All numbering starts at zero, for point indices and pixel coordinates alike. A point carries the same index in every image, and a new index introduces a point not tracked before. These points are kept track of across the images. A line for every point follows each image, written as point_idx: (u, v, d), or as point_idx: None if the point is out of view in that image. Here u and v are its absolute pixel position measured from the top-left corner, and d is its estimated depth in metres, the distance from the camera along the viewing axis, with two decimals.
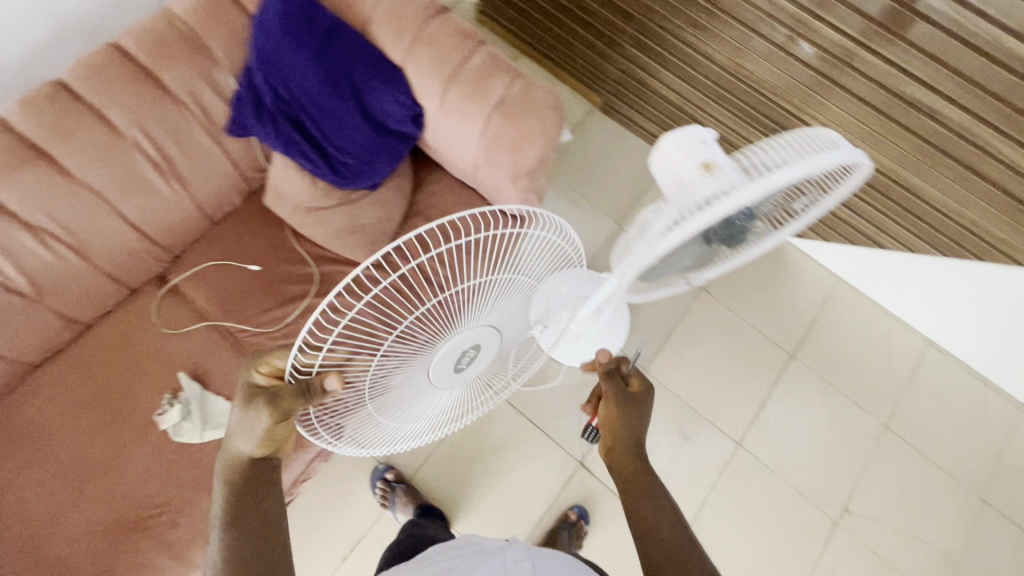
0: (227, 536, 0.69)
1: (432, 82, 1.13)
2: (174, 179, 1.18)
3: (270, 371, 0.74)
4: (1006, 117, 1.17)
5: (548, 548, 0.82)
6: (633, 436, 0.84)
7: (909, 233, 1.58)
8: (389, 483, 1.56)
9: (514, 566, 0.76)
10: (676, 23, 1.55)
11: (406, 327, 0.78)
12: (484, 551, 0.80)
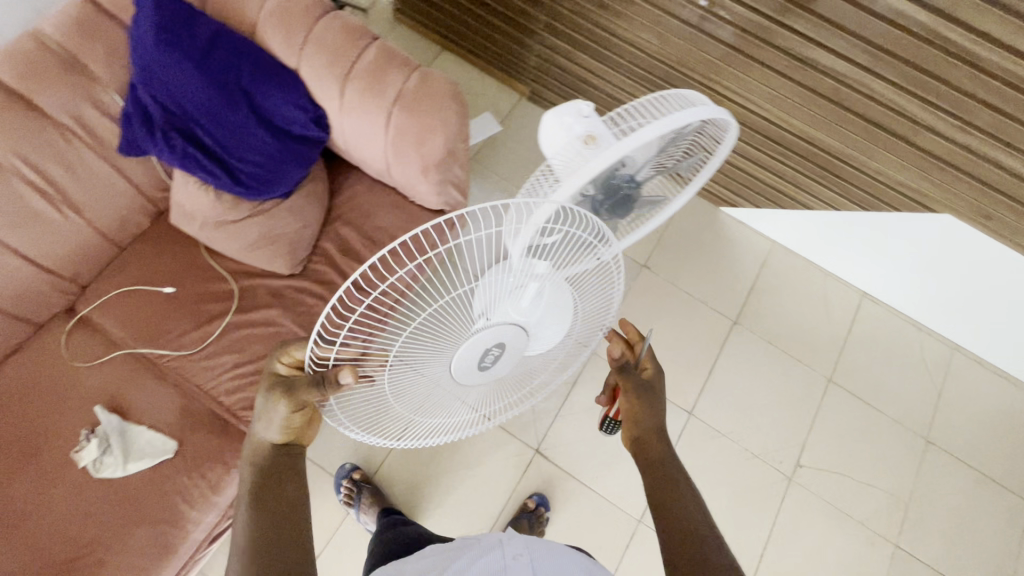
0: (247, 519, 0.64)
1: (328, 83, 1.11)
2: (67, 207, 1.13)
3: (293, 361, 0.76)
4: (897, 70, 1.22)
5: (551, 540, 0.74)
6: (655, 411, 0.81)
7: (830, 190, 1.63)
8: (355, 483, 1.53)
9: (513, 562, 0.68)
10: (585, 6, 1.56)
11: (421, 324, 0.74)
12: (481, 547, 0.71)
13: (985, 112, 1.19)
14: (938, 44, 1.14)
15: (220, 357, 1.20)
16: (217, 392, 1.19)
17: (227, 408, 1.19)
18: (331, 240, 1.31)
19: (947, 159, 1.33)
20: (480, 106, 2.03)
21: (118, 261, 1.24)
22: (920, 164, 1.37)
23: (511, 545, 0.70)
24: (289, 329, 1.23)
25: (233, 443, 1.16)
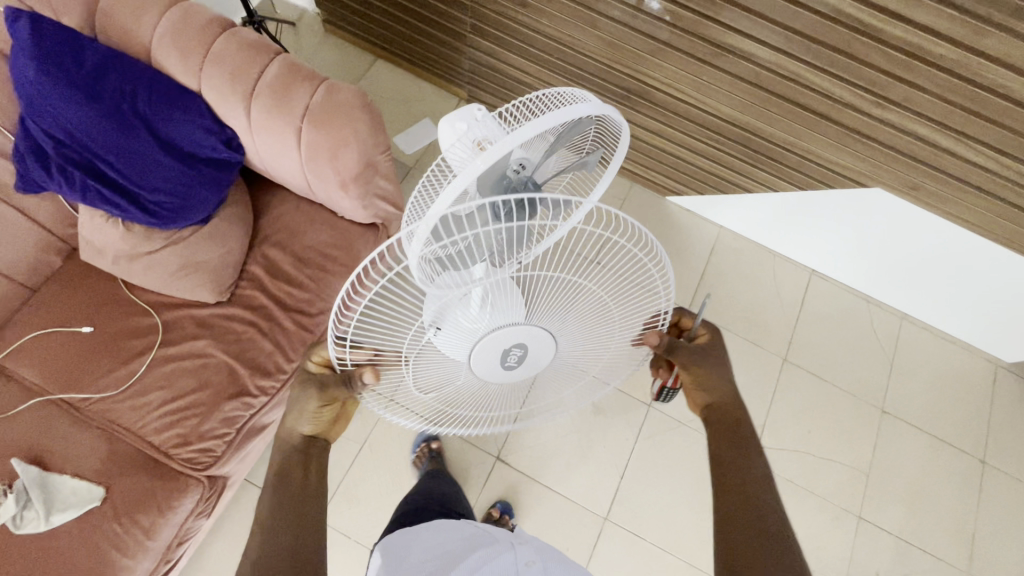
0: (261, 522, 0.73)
1: (231, 102, 1.07)
2: None
3: (321, 361, 0.85)
4: (812, 51, 1.22)
5: (556, 551, 0.82)
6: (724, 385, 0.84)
7: (766, 173, 1.64)
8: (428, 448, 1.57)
9: (525, 569, 0.74)
10: (507, 7, 1.55)
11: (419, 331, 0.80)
12: (495, 544, 0.77)
13: (896, 86, 1.20)
14: (842, 21, 1.14)
15: (146, 395, 1.15)
16: (145, 431, 1.13)
17: (157, 447, 1.13)
18: (259, 263, 1.27)
19: (869, 134, 1.34)
20: (417, 113, 2.00)
21: (30, 304, 1.18)
22: (845, 141, 1.39)
23: (527, 549, 0.77)
24: (219, 359, 1.18)
25: (165, 484, 1.11)
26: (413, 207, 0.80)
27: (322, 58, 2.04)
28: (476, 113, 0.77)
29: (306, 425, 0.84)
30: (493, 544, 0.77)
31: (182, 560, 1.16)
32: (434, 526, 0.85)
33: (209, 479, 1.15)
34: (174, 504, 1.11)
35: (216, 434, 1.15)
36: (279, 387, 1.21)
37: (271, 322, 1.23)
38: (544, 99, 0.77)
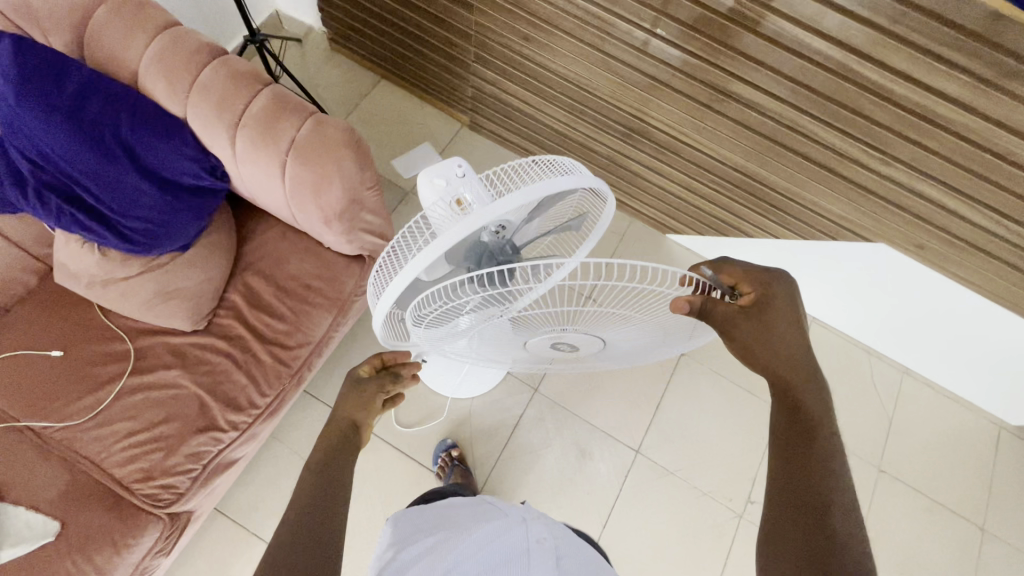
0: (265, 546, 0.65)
1: (216, 131, 1.04)
2: None
3: (369, 367, 0.86)
4: (816, 103, 1.18)
5: (566, 531, 0.81)
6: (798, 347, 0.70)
7: (767, 219, 1.60)
8: (451, 457, 1.55)
9: (537, 544, 0.73)
10: (510, 39, 1.53)
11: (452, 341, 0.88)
12: (504, 519, 0.76)
13: (902, 145, 1.16)
14: (846, 76, 1.11)
15: (112, 426, 1.11)
16: (108, 463, 1.10)
17: (119, 482, 1.09)
18: (239, 292, 1.23)
19: (873, 189, 1.30)
20: (418, 137, 1.97)
21: None
22: (848, 194, 1.34)
23: (536, 523, 0.77)
24: (190, 391, 1.14)
25: (123, 520, 1.07)
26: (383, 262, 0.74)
27: (325, 76, 2.03)
28: (456, 170, 0.76)
29: (357, 412, 0.81)
30: (502, 518, 0.76)
31: None
32: (446, 503, 0.87)
33: (171, 517, 1.11)
34: (131, 543, 1.07)
35: (182, 470, 1.11)
36: (251, 421, 1.18)
37: (247, 354, 1.19)
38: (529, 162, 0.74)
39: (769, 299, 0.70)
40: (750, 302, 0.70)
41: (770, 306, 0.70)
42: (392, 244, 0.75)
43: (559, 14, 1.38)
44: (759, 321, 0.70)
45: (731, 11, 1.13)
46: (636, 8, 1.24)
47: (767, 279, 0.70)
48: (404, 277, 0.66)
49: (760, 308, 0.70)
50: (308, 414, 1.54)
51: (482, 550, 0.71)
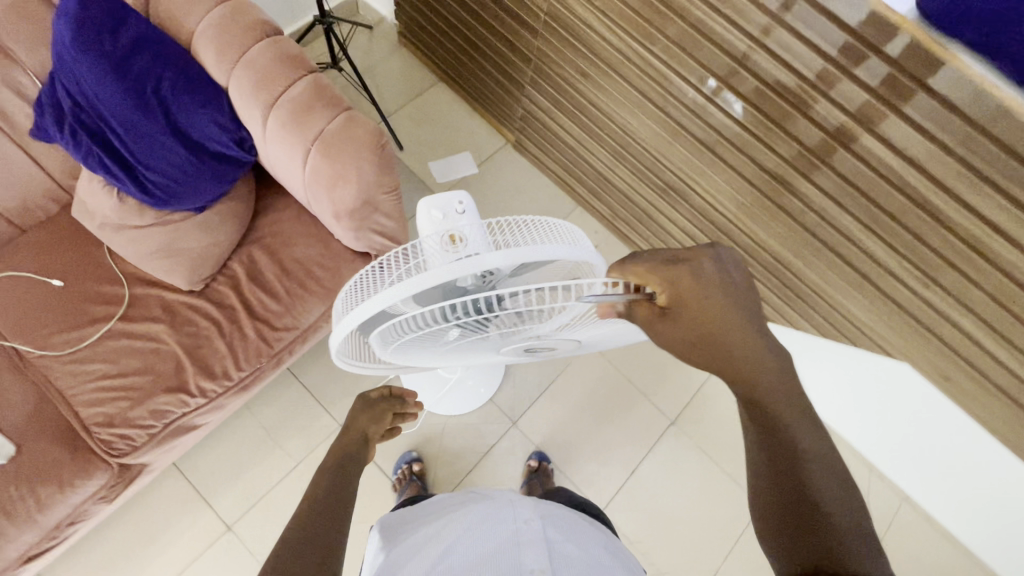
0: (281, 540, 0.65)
1: (251, 106, 1.05)
2: None
3: (379, 392, 0.97)
4: (863, 207, 1.12)
5: (562, 514, 0.80)
6: (746, 320, 0.56)
7: (789, 308, 1.53)
8: (411, 471, 1.52)
9: (525, 525, 0.73)
10: (569, 71, 1.52)
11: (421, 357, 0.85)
12: (492, 507, 0.77)
13: (946, 271, 1.08)
14: (899, 187, 1.04)
15: (89, 365, 1.13)
16: (76, 401, 1.12)
17: (82, 422, 1.11)
18: (241, 262, 1.23)
19: (907, 307, 1.21)
20: (461, 144, 1.97)
21: (11, 244, 1.20)
22: (880, 305, 1.26)
23: (525, 507, 0.78)
24: (170, 348, 1.15)
25: (76, 460, 1.08)
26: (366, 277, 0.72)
27: (386, 67, 2.05)
28: (456, 206, 0.75)
29: (370, 424, 0.92)
30: (490, 508, 0.77)
31: (70, 540, 1.12)
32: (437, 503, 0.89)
33: (121, 467, 1.12)
34: (75, 485, 1.07)
35: (142, 424, 1.12)
36: (221, 392, 1.17)
37: (234, 325, 1.19)
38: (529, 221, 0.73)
39: (693, 279, 0.56)
40: (669, 293, 0.56)
41: (700, 286, 0.56)
42: (379, 262, 0.73)
43: (620, 58, 1.36)
44: (693, 309, 0.56)
45: (791, 95, 1.08)
46: (697, 69, 1.21)
47: (679, 257, 0.57)
48: (375, 304, 0.63)
49: (686, 294, 0.56)
50: (286, 394, 1.55)
51: (471, 535, 0.71)
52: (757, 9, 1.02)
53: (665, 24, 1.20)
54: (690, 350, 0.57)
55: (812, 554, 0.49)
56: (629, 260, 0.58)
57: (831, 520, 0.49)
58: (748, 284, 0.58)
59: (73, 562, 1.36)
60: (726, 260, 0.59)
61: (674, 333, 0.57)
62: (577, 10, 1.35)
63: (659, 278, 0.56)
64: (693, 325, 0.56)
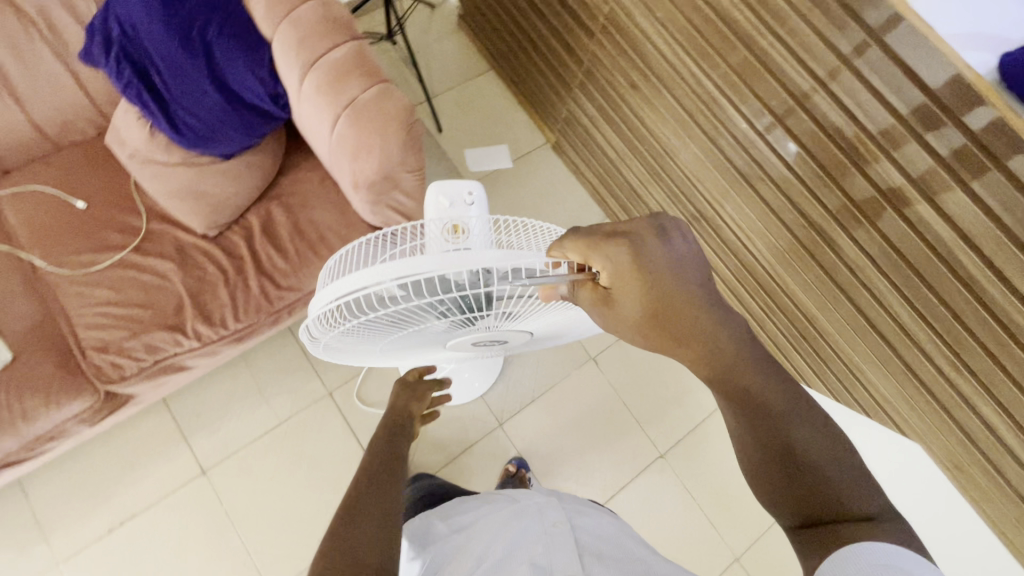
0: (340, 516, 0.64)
1: (291, 64, 1.06)
2: (7, 94, 1.16)
3: (414, 373, 1.08)
4: (901, 272, 1.05)
5: (570, 499, 0.88)
6: (693, 293, 0.56)
7: (806, 363, 1.43)
8: None
9: (541, 504, 0.79)
10: (619, 80, 1.48)
11: (383, 343, 0.80)
12: (509, 501, 0.84)
13: (980, 357, 1.00)
14: (945, 259, 0.97)
15: (95, 289, 1.15)
16: (77, 322, 1.14)
17: (79, 343, 1.13)
18: (258, 216, 1.24)
19: (931, 387, 1.13)
20: (499, 136, 1.95)
21: (48, 160, 1.24)
22: (901, 379, 1.18)
23: (553, 509, 0.77)
24: (175, 288, 1.17)
25: (67, 380, 1.11)
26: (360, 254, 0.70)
27: (440, 47, 2.04)
28: (465, 195, 0.75)
29: (412, 403, 1.01)
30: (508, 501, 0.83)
31: (48, 454, 1.15)
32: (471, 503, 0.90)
33: (107, 394, 1.14)
34: (60, 403, 1.10)
35: (133, 355, 1.13)
36: (216, 339, 1.17)
37: (240, 276, 1.19)
38: (526, 224, 0.73)
39: (632, 255, 0.55)
40: (609, 271, 0.55)
41: (640, 261, 0.54)
42: (374, 239, 0.71)
43: (675, 76, 1.31)
44: (638, 285, 0.55)
45: (847, 143, 1.02)
46: (750, 99, 1.16)
47: (618, 231, 0.56)
48: (375, 276, 0.59)
49: (628, 271, 0.54)
50: (283, 353, 1.56)
51: (503, 536, 0.71)
52: (827, 48, 0.98)
53: (728, 49, 1.15)
54: (641, 326, 0.56)
55: (822, 505, 0.54)
56: (568, 237, 0.56)
57: (818, 470, 0.54)
58: (697, 256, 0.57)
59: (52, 475, 1.40)
60: (670, 230, 0.58)
61: (622, 310, 0.56)
62: (639, 20, 1.31)
63: (600, 256, 0.54)
64: (639, 302, 0.55)
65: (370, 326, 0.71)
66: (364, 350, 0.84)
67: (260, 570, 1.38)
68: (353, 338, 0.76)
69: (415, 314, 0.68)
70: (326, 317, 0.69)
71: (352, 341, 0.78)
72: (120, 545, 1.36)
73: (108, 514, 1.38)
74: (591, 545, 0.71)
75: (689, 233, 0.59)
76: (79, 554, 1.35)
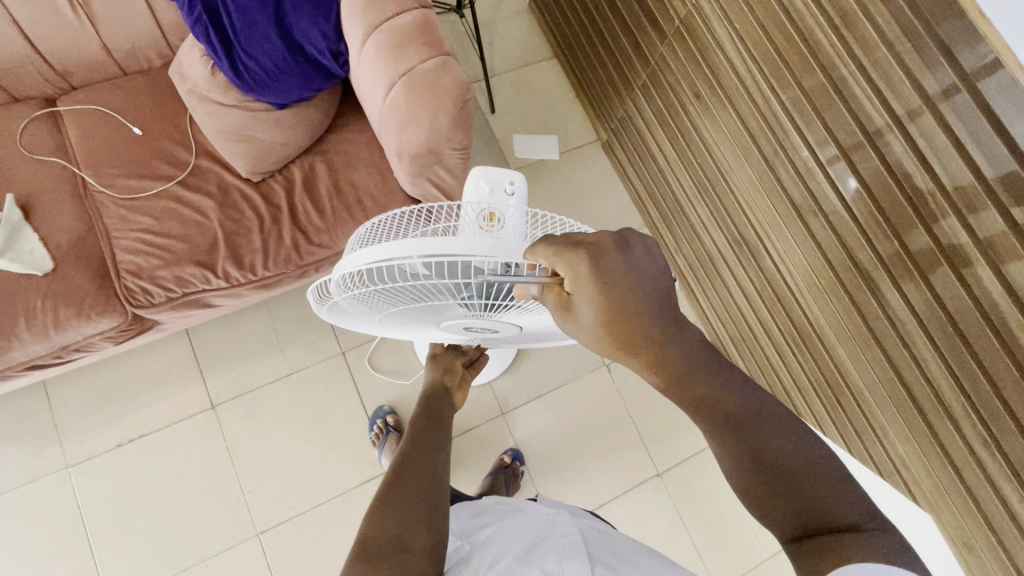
0: (383, 493, 0.69)
1: (357, 23, 1.05)
2: (84, 14, 1.19)
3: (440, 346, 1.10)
4: (947, 336, 0.99)
5: (575, 511, 0.91)
6: (652, 309, 0.55)
7: (825, 413, 1.36)
8: (387, 425, 1.48)
9: (551, 512, 0.82)
10: (684, 88, 1.43)
11: (389, 315, 0.79)
12: (517, 510, 0.87)
13: (1016, 439, 0.93)
14: (998, 331, 0.91)
15: (138, 215, 1.19)
16: (117, 243, 1.18)
17: (115, 264, 1.17)
18: (301, 168, 1.25)
19: (955, 461, 1.06)
20: (551, 125, 1.91)
21: (114, 83, 1.28)
22: (924, 446, 1.11)
23: (563, 522, 0.77)
24: (211, 226, 1.19)
25: (99, 297, 1.15)
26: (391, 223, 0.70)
27: (507, 26, 2.01)
28: (507, 184, 0.74)
29: (445, 374, 1.03)
30: (519, 510, 0.85)
31: (73, 363, 1.21)
32: (489, 507, 0.90)
33: (135, 317, 1.18)
34: (90, 318, 1.14)
35: (164, 285, 1.16)
36: (242, 283, 1.20)
37: (274, 225, 1.21)
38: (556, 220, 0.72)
39: (594, 267, 0.53)
40: (572, 279, 0.53)
41: (601, 275, 0.53)
42: (409, 209, 0.71)
43: (742, 93, 1.26)
44: (598, 298, 0.53)
45: (914, 192, 0.96)
46: (819, 127, 1.10)
47: (582, 239, 0.54)
48: (405, 249, 0.58)
49: (590, 282, 0.52)
50: (305, 305, 1.59)
51: (513, 541, 0.72)
52: (912, 88, 0.92)
53: (804, 72, 1.10)
54: (600, 337, 0.55)
55: (806, 523, 0.53)
56: (540, 243, 0.54)
57: (803, 486, 0.53)
58: (661, 275, 0.56)
59: (74, 382, 1.47)
60: (632, 243, 0.55)
61: (584, 321, 0.55)
62: (717, 30, 1.27)
63: (563, 264, 0.53)
64: (597, 312, 0.53)
65: (384, 297, 0.70)
66: (369, 318, 0.83)
67: (250, 510, 1.42)
68: (364, 305, 0.75)
69: (431, 293, 0.68)
70: (344, 281, 0.68)
71: (360, 308, 0.77)
72: (126, 461, 1.43)
73: (119, 430, 1.45)
74: (604, 560, 0.71)
75: (655, 249, 0.57)
76: (87, 461, 1.42)
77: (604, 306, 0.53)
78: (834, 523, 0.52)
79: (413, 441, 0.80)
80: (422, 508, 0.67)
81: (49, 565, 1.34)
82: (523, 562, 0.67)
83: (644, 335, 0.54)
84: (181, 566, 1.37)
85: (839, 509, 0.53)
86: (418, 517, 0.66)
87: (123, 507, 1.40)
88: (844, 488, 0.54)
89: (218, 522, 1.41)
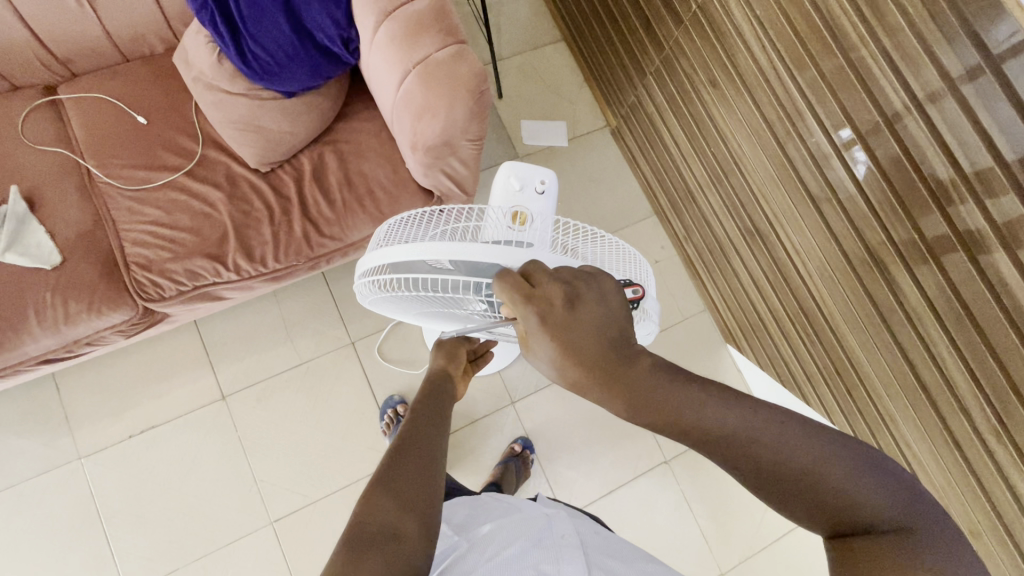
0: (383, 467, 0.66)
1: (369, 10, 1.03)
2: None
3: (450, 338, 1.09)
4: (962, 328, 0.98)
5: (570, 509, 0.93)
6: (604, 350, 0.55)
7: (833, 399, 1.37)
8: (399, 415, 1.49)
9: (550, 511, 0.83)
10: (698, 73, 1.41)
11: (422, 310, 0.82)
12: (514, 507, 0.88)
13: None
14: (1012, 318, 0.89)
15: (146, 207, 1.17)
16: (124, 236, 1.16)
17: (124, 257, 1.16)
18: (310, 158, 1.22)
19: (967, 454, 1.05)
20: (559, 110, 1.88)
21: (116, 69, 1.25)
22: (933, 437, 1.11)
23: (561, 521, 0.79)
24: (221, 218, 1.17)
25: (108, 291, 1.13)
26: (432, 220, 0.76)
27: (514, 8, 1.96)
28: (537, 183, 0.87)
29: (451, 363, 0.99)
30: (515, 509, 0.86)
31: (83, 356, 1.20)
32: (487, 504, 0.91)
33: (145, 310, 1.17)
34: (98, 312, 1.13)
35: (174, 278, 1.15)
36: (253, 275, 1.18)
37: (285, 217, 1.19)
38: (580, 230, 0.74)
39: (542, 321, 0.54)
40: (524, 328, 0.55)
41: (549, 328, 0.54)
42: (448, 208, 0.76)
43: (761, 80, 1.23)
44: (549, 347, 0.55)
45: (933, 180, 0.94)
46: (837, 114, 1.08)
47: (535, 291, 0.55)
48: (437, 251, 0.61)
49: (537, 334, 0.55)
50: (313, 295, 1.58)
51: (513, 541, 0.72)
52: (935, 70, 0.90)
53: (824, 56, 1.08)
54: (554, 374, 0.57)
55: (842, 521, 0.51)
56: (497, 286, 0.56)
57: (836, 487, 0.51)
58: (612, 317, 0.57)
59: (86, 375, 1.47)
60: (582, 294, 0.56)
61: (537, 359, 0.57)
62: (735, 14, 1.24)
63: (518, 314, 0.55)
64: (548, 356, 0.55)
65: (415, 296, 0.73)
66: (403, 312, 0.86)
67: (264, 499, 1.44)
68: (397, 301, 0.78)
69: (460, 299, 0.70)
70: (378, 277, 0.71)
71: (394, 304, 0.80)
72: (139, 452, 1.43)
73: (130, 421, 1.45)
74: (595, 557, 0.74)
75: (608, 293, 0.57)
76: (100, 452, 1.42)
77: (552, 352, 0.55)
78: (868, 520, 0.50)
79: (416, 418, 0.76)
80: (419, 489, 0.64)
81: (66, 556, 1.36)
82: (521, 554, 0.69)
83: (602, 372, 0.55)
84: (197, 553, 1.39)
85: (860, 514, 0.50)
86: (411, 498, 0.62)
87: (137, 498, 1.40)
88: (876, 492, 0.51)
89: (231, 511, 1.42)
